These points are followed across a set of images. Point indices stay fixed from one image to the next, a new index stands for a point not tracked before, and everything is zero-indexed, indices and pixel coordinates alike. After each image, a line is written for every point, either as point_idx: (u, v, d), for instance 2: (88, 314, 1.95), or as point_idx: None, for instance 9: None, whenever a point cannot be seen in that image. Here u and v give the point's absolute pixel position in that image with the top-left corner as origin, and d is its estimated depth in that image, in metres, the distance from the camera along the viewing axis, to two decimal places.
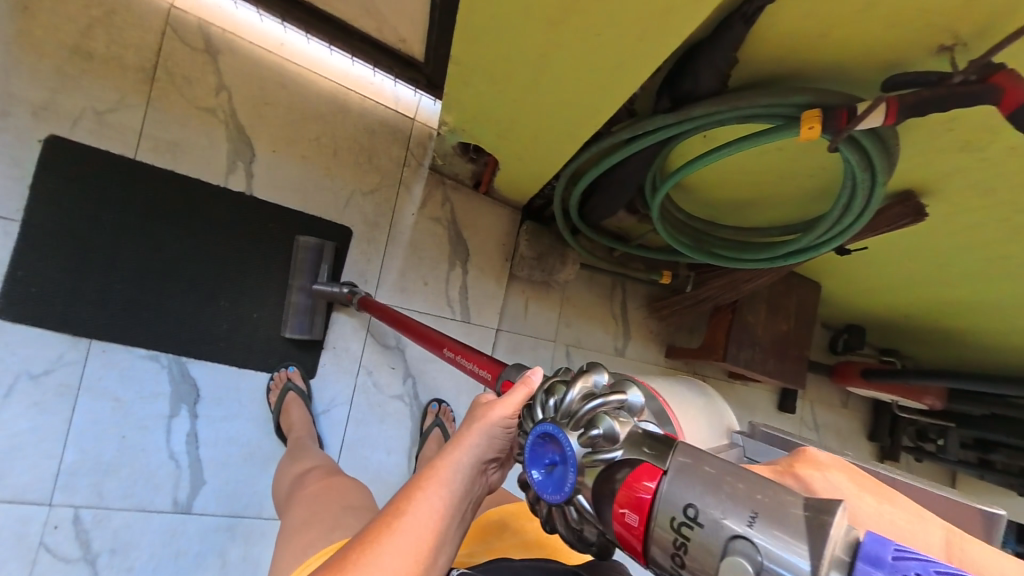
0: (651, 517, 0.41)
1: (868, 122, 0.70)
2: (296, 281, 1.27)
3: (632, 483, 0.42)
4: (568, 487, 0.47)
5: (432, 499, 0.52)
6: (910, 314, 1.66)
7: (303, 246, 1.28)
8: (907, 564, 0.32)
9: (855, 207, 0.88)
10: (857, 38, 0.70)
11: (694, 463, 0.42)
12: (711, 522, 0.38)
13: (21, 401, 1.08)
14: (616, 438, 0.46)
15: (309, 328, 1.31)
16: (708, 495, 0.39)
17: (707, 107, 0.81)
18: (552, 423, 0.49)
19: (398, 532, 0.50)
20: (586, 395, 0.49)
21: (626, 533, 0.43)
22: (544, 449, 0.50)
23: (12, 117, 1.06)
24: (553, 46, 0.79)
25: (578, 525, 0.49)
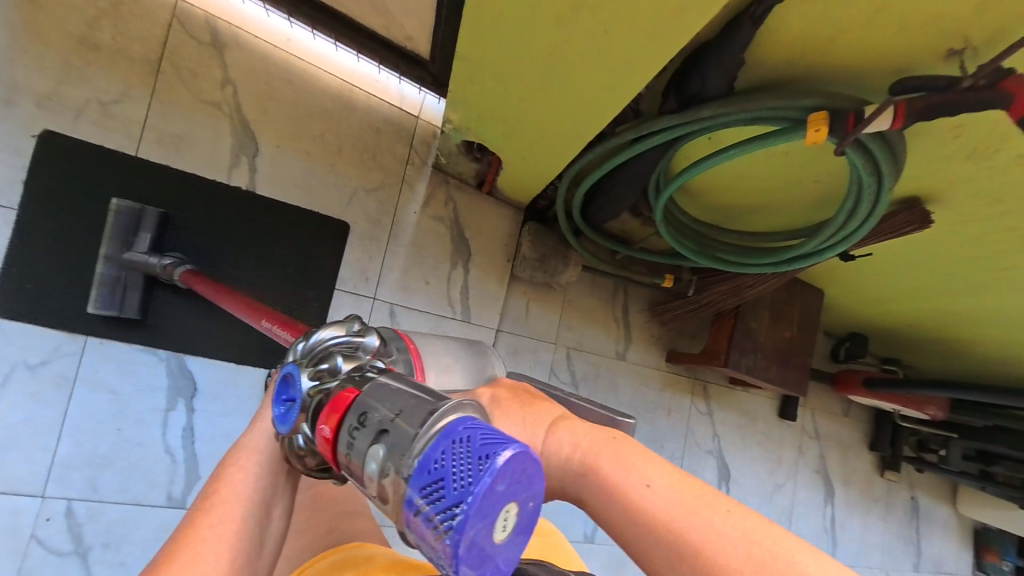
0: (340, 429, 0.42)
1: (875, 126, 0.70)
2: (104, 249, 1.08)
3: (340, 402, 0.43)
4: (293, 417, 0.47)
5: (248, 469, 0.51)
6: (914, 323, 1.65)
7: (116, 210, 1.11)
8: (468, 431, 0.35)
9: (861, 213, 0.87)
10: (865, 42, 0.70)
11: (387, 382, 0.43)
12: (371, 421, 0.39)
13: (17, 392, 1.07)
14: (340, 372, 0.47)
15: (120, 305, 1.11)
16: (377, 402, 0.40)
17: (713, 108, 0.81)
18: (294, 361, 0.49)
19: (212, 514, 0.47)
20: (331, 336, 0.51)
21: (325, 448, 0.43)
22: (286, 387, 0.49)
23: (17, 107, 1.06)
24: (557, 44, 0.79)
25: (304, 456, 0.47)
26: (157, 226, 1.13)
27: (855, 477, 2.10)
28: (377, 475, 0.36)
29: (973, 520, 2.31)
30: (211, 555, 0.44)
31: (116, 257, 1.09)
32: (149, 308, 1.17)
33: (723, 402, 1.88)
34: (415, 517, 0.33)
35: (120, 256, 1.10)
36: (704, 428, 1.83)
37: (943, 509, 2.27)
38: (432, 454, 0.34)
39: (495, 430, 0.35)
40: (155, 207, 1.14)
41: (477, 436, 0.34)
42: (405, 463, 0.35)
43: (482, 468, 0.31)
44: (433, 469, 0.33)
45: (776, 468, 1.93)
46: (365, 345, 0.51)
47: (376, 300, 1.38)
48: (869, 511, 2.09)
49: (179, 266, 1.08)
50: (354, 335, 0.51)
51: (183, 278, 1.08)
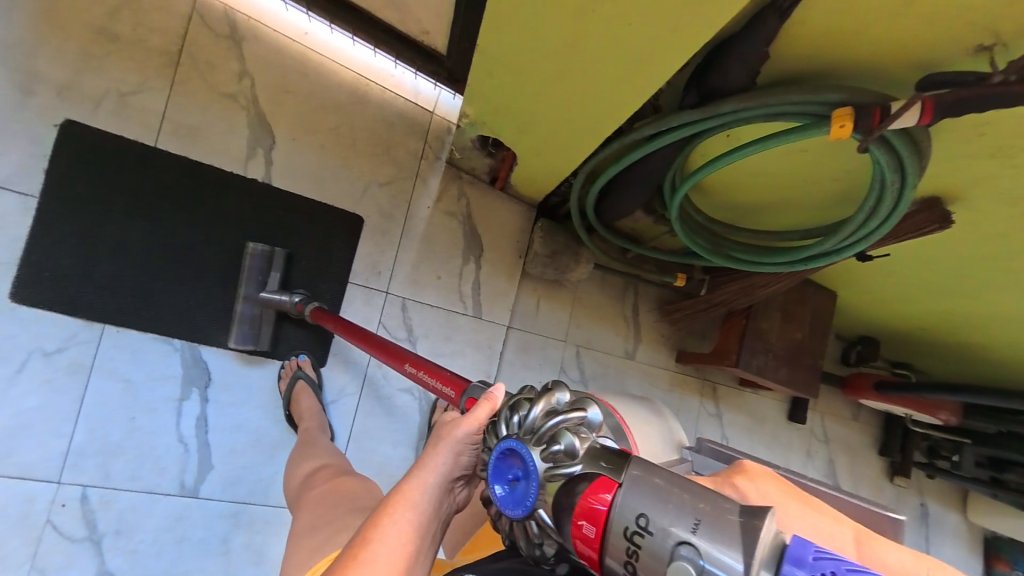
0: (608, 526, 0.42)
1: (901, 122, 0.69)
2: (243, 289, 1.21)
3: (592, 496, 0.43)
4: (529, 501, 0.46)
5: (401, 523, 0.52)
6: (928, 327, 1.63)
7: (252, 252, 1.22)
8: (824, 562, 0.35)
9: (882, 210, 0.86)
10: (895, 35, 0.69)
11: (645, 475, 0.43)
12: (659, 530, 0.39)
13: (33, 378, 1.08)
14: (577, 454, 0.46)
15: (255, 339, 1.24)
16: (658, 505, 0.41)
17: (735, 103, 0.80)
18: (515, 438, 0.48)
19: (365, 565, 0.49)
20: (549, 411, 0.49)
21: (584, 544, 0.43)
22: (507, 465, 0.48)
23: (37, 95, 1.07)
24: (580, 38, 0.79)
25: (537, 537, 0.47)
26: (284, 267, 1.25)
27: (864, 482, 2.08)
28: None
29: (982, 528, 2.28)
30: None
31: (253, 296, 1.22)
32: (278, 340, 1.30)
33: (732, 403, 1.87)
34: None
35: (256, 295, 1.22)
36: (712, 429, 1.82)
37: (952, 516, 2.24)
38: None
39: (848, 558, 0.36)
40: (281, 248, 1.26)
41: (841, 568, 0.35)
42: None
43: None
44: None
45: None
46: (586, 421, 0.49)
47: (388, 294, 1.39)
48: None
49: (309, 303, 1.22)
50: (566, 408, 0.49)
51: (312, 315, 1.21)
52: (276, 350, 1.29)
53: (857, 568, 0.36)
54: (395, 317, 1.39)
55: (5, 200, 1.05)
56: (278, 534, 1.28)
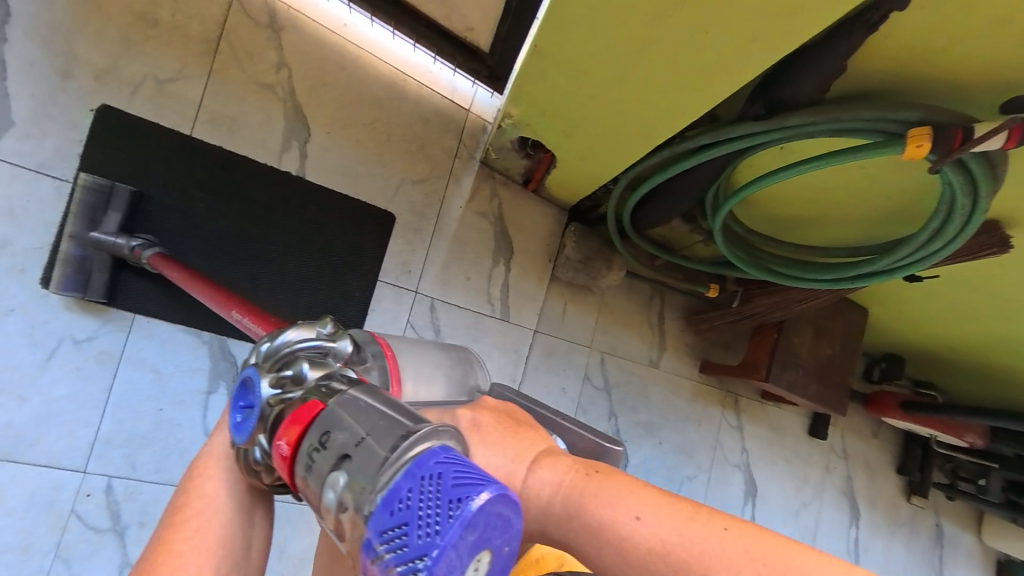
0: (299, 445, 0.38)
1: (985, 146, 0.67)
2: (67, 227, 1.04)
3: (297, 417, 0.38)
4: (251, 427, 0.42)
5: (216, 475, 0.47)
6: (961, 348, 1.61)
7: (82, 186, 1.05)
8: (439, 467, 0.31)
9: (947, 233, 0.84)
10: (984, 55, 0.66)
11: (354, 397, 0.39)
12: (331, 444, 0.35)
13: (62, 366, 1.07)
14: (306, 382, 0.42)
15: (84, 287, 1.06)
16: (340, 422, 0.36)
17: (802, 117, 0.78)
18: (253, 365, 0.44)
19: (183, 528, 0.44)
20: (300, 338, 0.45)
21: (281, 465, 0.39)
22: (244, 392, 0.44)
23: (75, 78, 1.05)
24: (650, 40, 0.77)
25: (260, 471, 0.43)
26: (127, 205, 1.07)
27: (881, 500, 2.05)
28: (336, 505, 0.33)
29: (997, 551, 2.25)
30: (190, 565, 0.42)
31: (81, 235, 1.04)
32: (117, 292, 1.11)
33: (753, 416, 1.85)
34: (373, 559, 0.30)
35: (85, 235, 1.05)
36: (732, 442, 1.80)
37: (967, 537, 2.22)
38: (400, 493, 0.31)
39: (471, 467, 0.32)
40: (128, 184, 1.09)
41: (451, 474, 0.31)
42: (366, 500, 0.31)
43: (455, 514, 0.29)
44: (399, 510, 0.30)
45: (802, 486, 1.90)
46: (335, 351, 0.46)
47: (417, 293, 1.37)
48: (893, 536, 2.05)
49: (148, 249, 1.03)
50: (324, 338, 0.46)
51: (151, 261, 1.02)
52: (115, 304, 1.10)
53: (475, 475, 0.31)
54: (424, 317, 1.37)
55: (40, 185, 1.04)
56: (300, 531, 1.22)
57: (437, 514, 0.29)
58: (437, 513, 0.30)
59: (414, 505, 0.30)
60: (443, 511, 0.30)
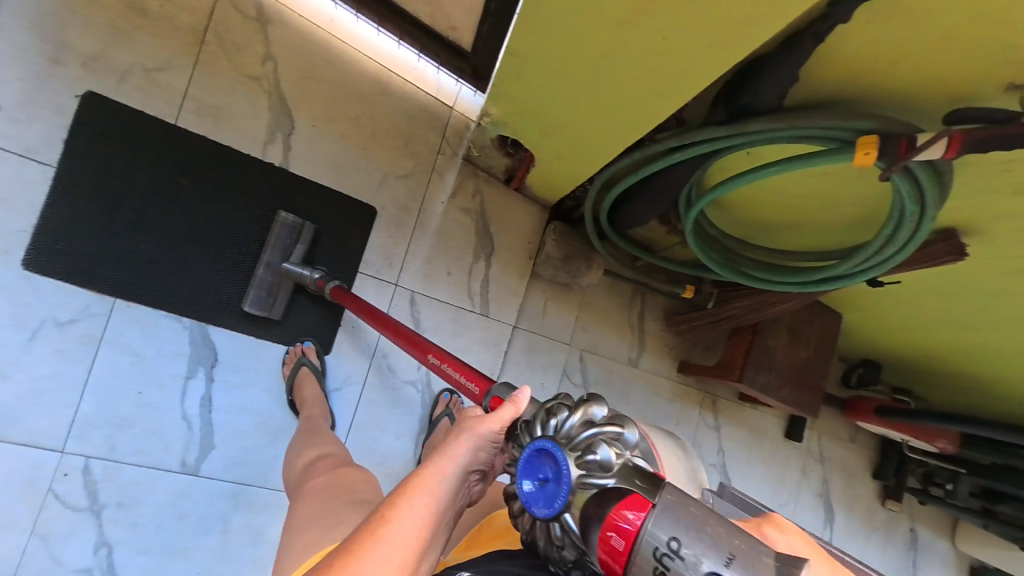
0: (640, 542, 0.43)
1: (927, 154, 0.69)
2: (267, 256, 1.22)
3: (627, 514, 0.45)
4: (559, 504, 0.48)
5: (419, 505, 0.51)
6: (932, 355, 1.64)
7: (281, 221, 1.23)
8: None
9: (898, 240, 0.86)
10: (927, 68, 0.69)
11: (680, 501, 0.45)
12: (691, 559, 0.41)
13: (44, 347, 1.09)
14: (610, 468, 0.48)
15: (269, 306, 1.25)
16: (692, 534, 0.42)
17: (761, 123, 0.81)
18: (550, 440, 0.51)
19: (382, 544, 0.49)
20: (585, 422, 0.51)
21: (603, 552, 0.45)
22: (541, 464, 0.51)
23: (62, 65, 1.08)
24: (616, 46, 0.80)
25: (558, 541, 0.49)
26: (309, 240, 1.27)
27: (857, 505, 2.08)
28: None
29: (970, 558, 2.28)
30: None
31: (275, 265, 1.23)
32: (289, 310, 1.31)
33: (731, 417, 1.88)
34: None
35: (278, 264, 1.24)
36: (710, 442, 1.83)
37: (941, 543, 2.25)
38: None
39: None
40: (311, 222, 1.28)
41: None
42: None
43: None
44: None
45: (778, 488, 1.93)
46: (623, 438, 0.51)
47: (397, 286, 1.39)
48: (868, 539, 2.08)
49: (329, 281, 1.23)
50: (603, 422, 0.51)
51: (332, 293, 1.22)
52: (286, 322, 1.30)
53: None
54: (404, 310, 1.40)
55: (26, 169, 1.06)
56: (275, 517, 1.29)
57: None
58: None
59: None
60: None
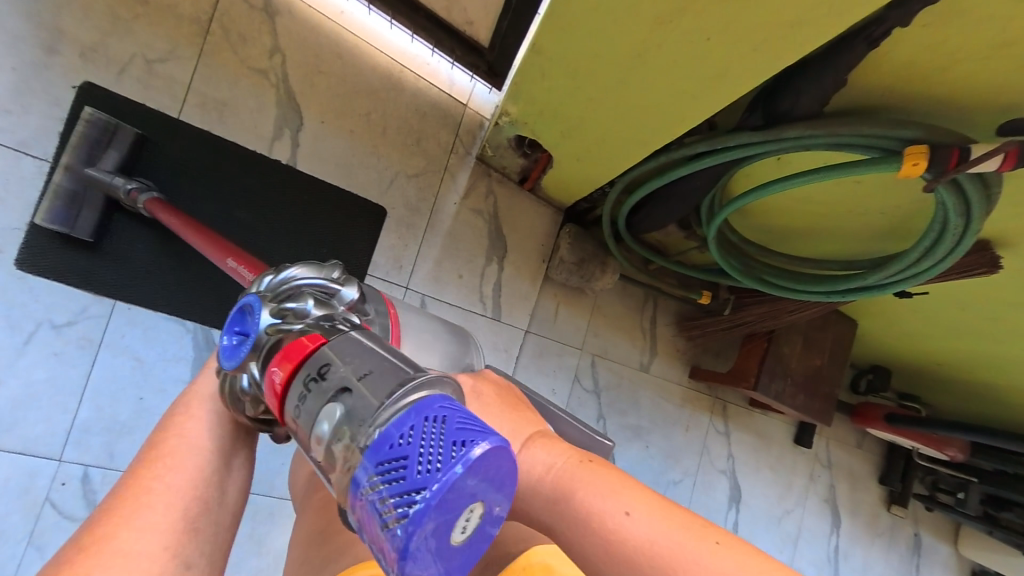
0: (295, 375, 0.37)
1: (980, 167, 0.66)
2: (63, 157, 1.00)
3: (296, 349, 0.38)
4: (245, 353, 0.41)
5: (198, 418, 0.50)
6: (947, 364, 1.62)
7: (86, 119, 1.02)
8: (443, 410, 0.31)
9: (937, 252, 0.84)
10: (981, 77, 0.66)
11: (355, 337, 0.38)
12: (329, 377, 0.34)
13: (39, 350, 1.04)
14: (308, 318, 0.41)
15: (73, 222, 1.03)
16: (342, 356, 0.36)
17: (800, 130, 0.77)
18: (255, 294, 0.43)
19: (157, 464, 0.45)
20: (303, 275, 0.46)
21: (274, 396, 0.38)
22: (241, 318, 0.43)
23: (59, 55, 1.02)
24: (652, 46, 0.76)
25: (247, 400, 0.44)
26: (129, 146, 1.05)
27: (862, 510, 2.07)
28: (328, 438, 0.32)
29: (972, 562, 2.29)
30: (155, 502, 0.43)
31: (77, 169, 1.01)
32: (106, 233, 1.08)
33: (740, 423, 1.86)
34: (368, 496, 0.29)
35: (82, 169, 1.02)
36: (719, 447, 1.81)
37: (944, 548, 2.26)
38: (407, 427, 0.30)
39: (476, 418, 0.31)
40: (133, 126, 1.06)
41: (457, 419, 0.30)
42: (362, 434, 0.30)
43: (456, 456, 0.29)
44: (399, 446, 0.29)
45: (786, 493, 1.92)
46: (340, 294, 0.46)
47: (407, 289, 1.35)
48: (872, 544, 2.08)
49: (145, 194, 1.01)
50: (329, 281, 0.47)
51: (148, 207, 1.01)
52: (102, 245, 1.08)
53: (480, 426, 0.31)
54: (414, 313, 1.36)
55: (20, 163, 1.01)
56: (281, 525, 1.22)
57: (442, 458, 0.29)
58: (440, 454, 0.29)
59: (417, 446, 0.29)
60: (450, 454, 0.29)
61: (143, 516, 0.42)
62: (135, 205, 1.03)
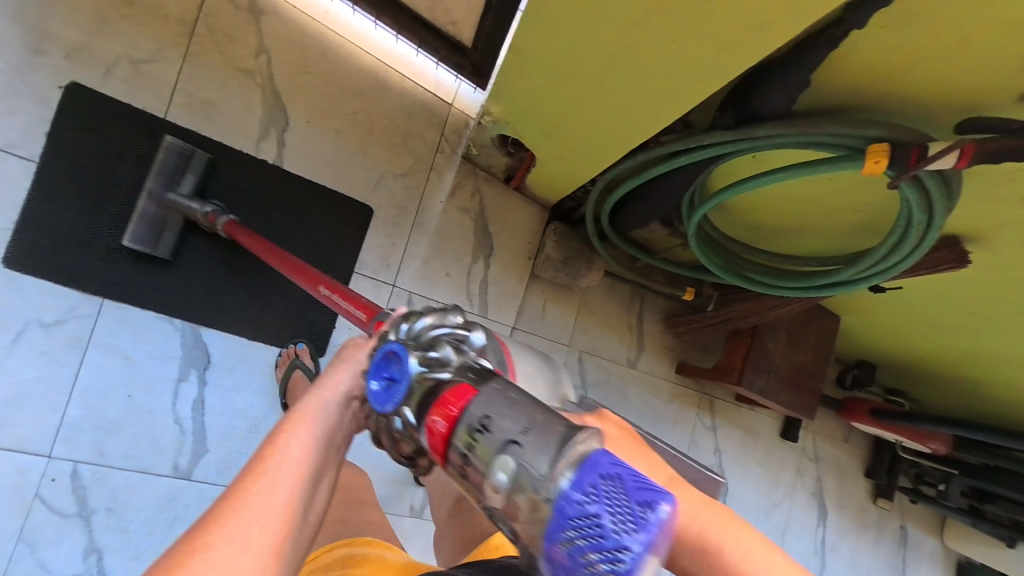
0: (455, 424, 0.37)
1: (939, 164, 0.68)
2: (147, 184, 1.07)
3: (448, 399, 0.38)
4: (394, 402, 0.42)
5: (304, 433, 0.44)
6: (929, 358, 1.65)
7: (167, 146, 1.09)
8: (618, 468, 0.32)
9: (904, 248, 0.86)
10: (939, 77, 0.68)
11: (503, 386, 0.38)
12: (494, 429, 0.35)
13: (28, 349, 1.06)
14: (450, 364, 0.42)
15: (154, 243, 1.10)
16: (498, 406, 0.36)
17: (769, 129, 0.79)
18: (399, 342, 0.44)
19: (261, 480, 0.40)
20: (437, 323, 0.46)
21: (432, 443, 0.38)
22: (387, 363, 0.44)
23: (46, 56, 1.03)
24: (624, 47, 0.77)
25: (400, 440, 0.43)
26: (202, 170, 1.12)
27: (849, 503, 2.10)
28: (505, 490, 0.32)
29: (957, 554, 2.33)
30: (255, 524, 0.38)
31: (158, 195, 1.08)
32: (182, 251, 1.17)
33: (728, 418, 1.89)
34: (558, 548, 0.30)
35: (162, 194, 1.09)
36: (707, 442, 1.84)
37: (930, 540, 2.29)
38: (587, 487, 0.31)
39: (644, 476, 0.32)
40: (204, 151, 1.13)
41: (631, 477, 0.32)
42: (542, 487, 0.31)
43: (647, 519, 0.30)
44: (584, 504, 0.30)
45: (773, 487, 1.95)
46: (471, 340, 0.45)
47: (395, 287, 1.37)
48: (859, 537, 2.11)
49: (224, 216, 1.08)
50: (456, 325, 0.46)
51: (226, 229, 1.08)
52: (178, 262, 1.16)
53: (651, 484, 0.32)
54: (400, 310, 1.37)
55: (7, 163, 1.02)
56: None
57: (634, 522, 0.29)
58: (629, 515, 0.30)
59: (604, 505, 0.30)
60: (635, 512, 0.30)
61: (239, 539, 0.37)
62: (212, 226, 1.11)
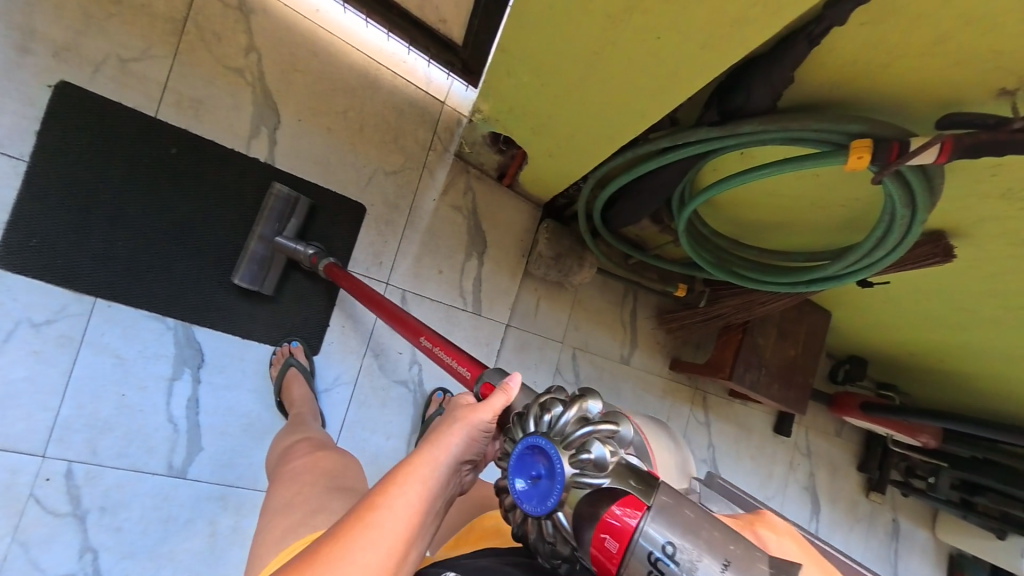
0: (632, 544, 0.44)
1: (919, 159, 0.69)
2: (258, 228, 1.19)
3: (620, 519, 0.45)
4: (551, 502, 0.47)
5: (407, 494, 0.50)
6: (917, 353, 1.67)
7: (275, 193, 1.21)
8: None
9: (889, 242, 0.87)
10: (917, 73, 0.69)
11: (674, 504, 0.45)
12: (682, 561, 0.42)
13: (18, 348, 1.05)
14: (606, 467, 0.47)
15: (261, 282, 1.22)
16: (687, 538, 0.43)
17: (754, 125, 0.80)
18: (546, 438, 0.49)
19: (366, 533, 0.47)
20: (580, 419, 0.50)
21: (599, 555, 0.45)
22: (532, 462, 0.50)
23: (32, 55, 1.03)
24: (609, 44, 0.78)
25: (551, 541, 0.49)
26: (305, 216, 1.24)
27: (841, 497, 2.13)
28: None
29: (948, 546, 2.36)
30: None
31: (269, 238, 1.21)
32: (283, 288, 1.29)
33: (721, 413, 1.90)
34: None
35: (272, 237, 1.22)
36: (700, 437, 1.85)
37: (921, 533, 2.32)
38: None
39: None
40: (307, 197, 1.26)
41: None
42: None
43: None
44: None
45: (767, 481, 1.96)
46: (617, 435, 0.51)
47: (388, 286, 1.37)
48: (852, 530, 2.13)
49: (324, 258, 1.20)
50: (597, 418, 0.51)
51: (327, 271, 1.20)
52: (280, 297, 1.29)
53: None
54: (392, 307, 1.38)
55: None
56: None
57: None
58: None
59: None
60: None
61: None
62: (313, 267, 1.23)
